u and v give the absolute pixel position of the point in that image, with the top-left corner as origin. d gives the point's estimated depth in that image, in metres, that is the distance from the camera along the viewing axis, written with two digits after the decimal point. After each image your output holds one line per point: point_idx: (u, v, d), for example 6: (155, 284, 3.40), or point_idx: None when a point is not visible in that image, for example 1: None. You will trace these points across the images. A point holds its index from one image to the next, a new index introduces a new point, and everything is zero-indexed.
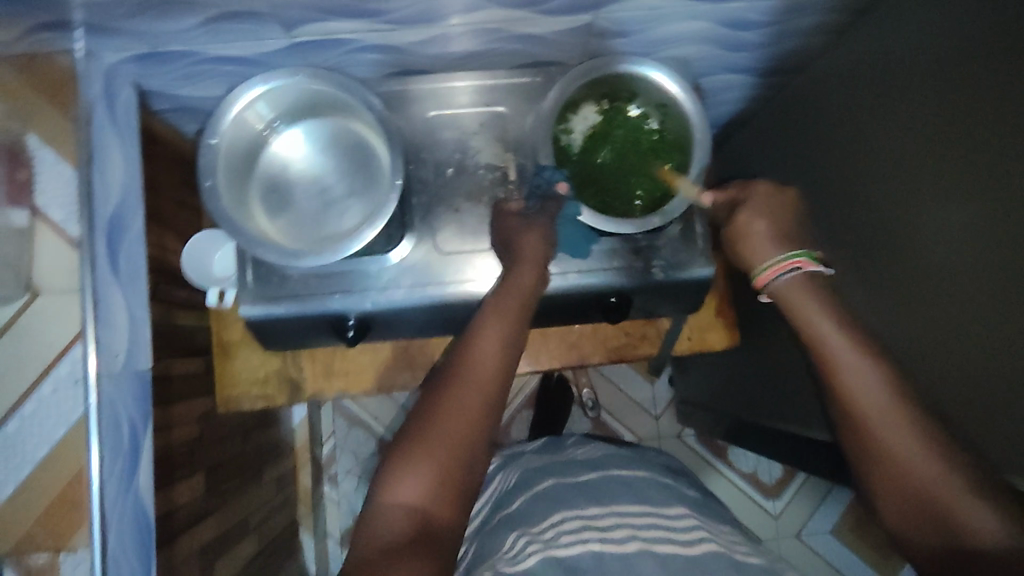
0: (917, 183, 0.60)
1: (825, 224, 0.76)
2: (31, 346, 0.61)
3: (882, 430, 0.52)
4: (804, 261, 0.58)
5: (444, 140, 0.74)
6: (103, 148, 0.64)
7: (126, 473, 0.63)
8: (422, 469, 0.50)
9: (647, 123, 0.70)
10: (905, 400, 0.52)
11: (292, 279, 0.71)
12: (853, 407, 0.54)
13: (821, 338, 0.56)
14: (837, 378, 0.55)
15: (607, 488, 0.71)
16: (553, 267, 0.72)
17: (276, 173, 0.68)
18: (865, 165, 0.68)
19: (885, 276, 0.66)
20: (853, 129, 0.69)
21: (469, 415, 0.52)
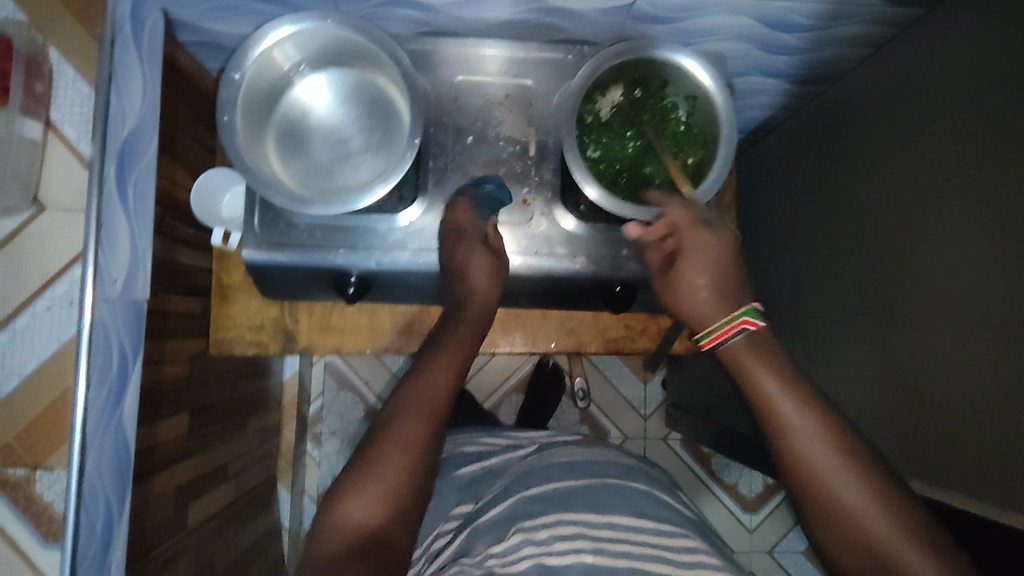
0: (942, 213, 0.61)
1: (850, 242, 0.74)
2: (39, 257, 0.79)
3: (834, 488, 0.53)
4: (745, 320, 0.58)
5: (468, 107, 0.72)
6: (124, 72, 0.64)
7: (110, 399, 0.62)
8: (370, 492, 0.52)
9: (675, 112, 0.68)
10: (843, 450, 0.53)
11: (299, 228, 0.70)
12: (819, 482, 0.53)
13: (778, 416, 0.55)
14: (799, 455, 0.54)
15: (600, 492, 0.71)
16: (562, 249, 0.72)
17: (294, 118, 0.67)
18: (903, 186, 0.66)
19: (892, 300, 0.67)
20: (887, 150, 0.69)
21: (412, 440, 0.55)
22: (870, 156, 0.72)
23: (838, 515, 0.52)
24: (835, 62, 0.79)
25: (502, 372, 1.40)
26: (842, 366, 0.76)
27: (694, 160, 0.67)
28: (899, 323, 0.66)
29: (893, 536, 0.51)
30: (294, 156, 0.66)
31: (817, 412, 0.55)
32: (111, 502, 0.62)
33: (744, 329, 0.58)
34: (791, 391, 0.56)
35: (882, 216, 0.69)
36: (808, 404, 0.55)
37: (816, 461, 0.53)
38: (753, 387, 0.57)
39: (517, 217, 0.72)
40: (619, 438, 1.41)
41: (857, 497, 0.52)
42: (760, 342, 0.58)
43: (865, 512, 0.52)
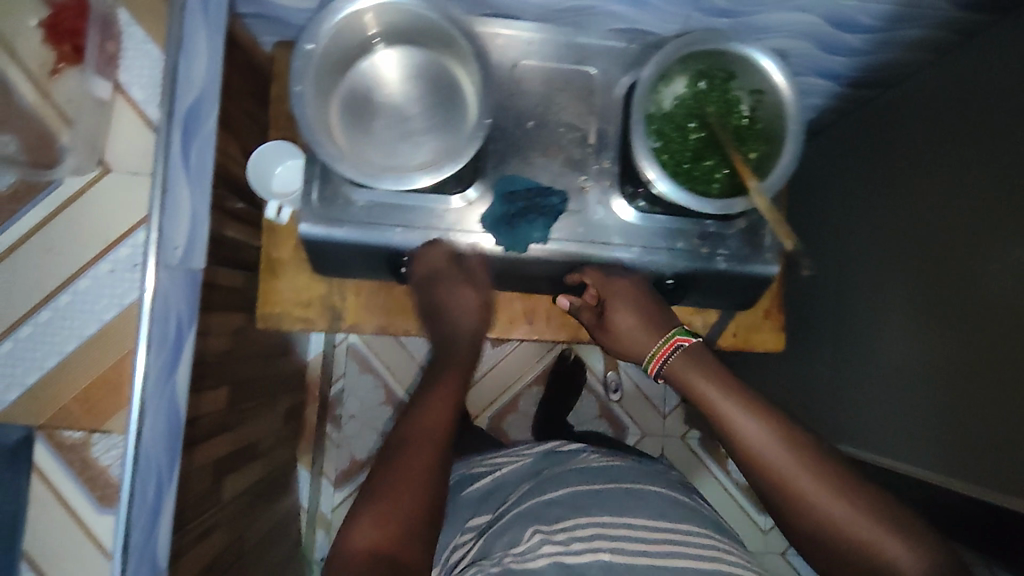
0: (995, 214, 0.62)
1: (895, 244, 0.74)
2: (98, 222, 0.76)
3: (795, 480, 0.56)
4: (680, 338, 0.66)
5: (530, 91, 0.72)
6: (191, 38, 0.63)
7: (166, 366, 0.63)
8: (388, 514, 0.52)
9: (739, 107, 0.68)
10: (787, 436, 0.58)
11: (356, 205, 0.70)
12: (776, 476, 0.57)
13: (729, 420, 0.60)
14: (753, 453, 0.58)
15: (621, 496, 0.70)
16: (618, 238, 0.72)
17: (356, 93, 0.66)
18: (960, 189, 0.66)
19: (939, 299, 0.67)
20: (941, 152, 0.70)
21: (425, 459, 0.56)
22: (925, 159, 0.72)
23: (802, 506, 0.56)
24: (891, 65, 0.79)
25: (523, 363, 1.40)
26: (874, 369, 0.76)
27: (756, 155, 0.67)
28: (945, 326, 0.66)
29: (853, 516, 0.54)
30: (358, 131, 0.66)
31: (758, 410, 0.60)
32: (163, 467, 0.63)
33: (680, 344, 0.66)
34: (731, 393, 0.61)
35: (935, 220, 0.69)
36: (749, 405, 0.60)
37: (768, 456, 0.57)
38: (703, 395, 0.62)
39: (574, 204, 0.72)
40: (637, 434, 1.41)
41: (811, 484, 0.56)
42: (695, 355, 0.65)
43: (827, 498, 0.55)
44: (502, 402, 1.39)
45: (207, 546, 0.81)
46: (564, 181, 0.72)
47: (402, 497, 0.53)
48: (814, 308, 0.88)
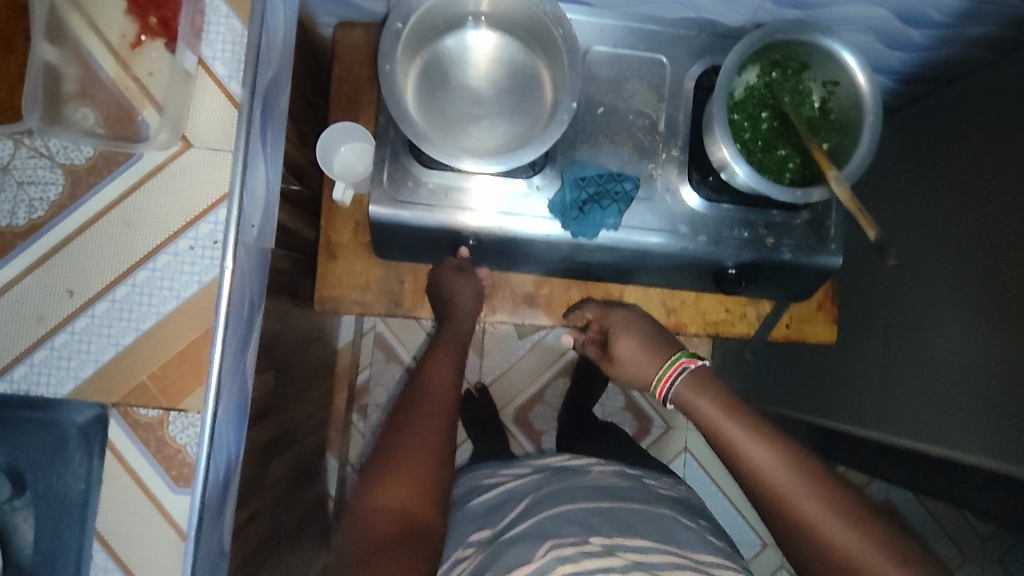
0: None
1: (949, 238, 0.75)
2: (153, 200, 0.59)
3: (791, 495, 0.53)
4: (686, 361, 0.66)
5: (601, 78, 0.72)
6: (273, 14, 0.62)
7: (241, 346, 0.61)
8: (403, 480, 0.53)
9: (811, 98, 0.69)
10: (790, 458, 0.55)
11: (425, 187, 0.69)
12: (784, 505, 0.53)
13: (738, 446, 0.57)
14: (758, 474, 0.55)
15: (629, 519, 0.68)
16: (684, 226, 0.72)
17: (432, 73, 0.65)
18: (1016, 181, 0.68)
19: (999, 292, 0.68)
20: (1004, 148, 0.70)
21: (436, 423, 0.58)
22: (980, 154, 0.73)
23: (813, 539, 0.51)
24: (951, 63, 0.80)
25: (550, 356, 1.40)
26: (924, 361, 0.76)
27: (829, 146, 0.67)
28: (1000, 318, 0.67)
29: (859, 546, 0.50)
30: (435, 111, 0.65)
31: (770, 438, 0.57)
32: (232, 450, 0.61)
33: (687, 367, 0.65)
34: (733, 412, 0.60)
35: (992, 213, 0.70)
36: (760, 431, 0.57)
37: (779, 484, 0.54)
38: (710, 419, 0.61)
39: (643, 191, 0.72)
40: (661, 428, 1.42)
41: (821, 515, 0.52)
42: (701, 379, 0.64)
43: (830, 523, 0.51)
44: (529, 393, 1.39)
45: (253, 530, 0.80)
46: (633, 168, 0.72)
47: (420, 460, 0.54)
48: (863, 302, 0.89)
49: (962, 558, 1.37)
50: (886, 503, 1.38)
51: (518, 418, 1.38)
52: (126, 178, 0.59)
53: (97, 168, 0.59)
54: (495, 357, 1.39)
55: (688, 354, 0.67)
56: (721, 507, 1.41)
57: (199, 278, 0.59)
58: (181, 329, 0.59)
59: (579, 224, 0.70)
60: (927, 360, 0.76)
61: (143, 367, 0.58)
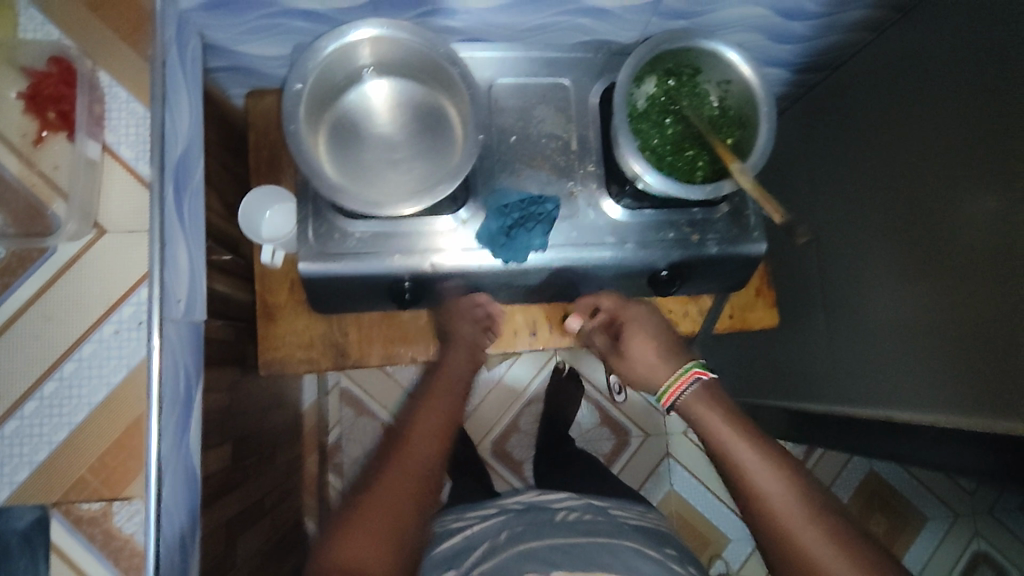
0: (963, 171, 0.65)
1: (865, 212, 0.79)
2: (73, 291, 0.58)
3: (776, 511, 0.58)
4: (698, 371, 0.70)
5: (507, 107, 0.75)
6: (174, 93, 0.64)
7: (180, 422, 0.61)
8: (379, 533, 0.55)
9: (709, 99, 0.72)
10: (792, 484, 0.59)
11: (353, 237, 0.70)
12: (770, 516, 0.58)
13: (744, 466, 0.61)
14: (756, 492, 0.60)
15: (597, 556, 0.68)
16: (611, 236, 0.74)
17: (344, 127, 0.67)
18: (913, 149, 0.71)
19: (924, 257, 0.70)
20: (897, 118, 0.74)
21: (419, 481, 0.60)
22: (877, 128, 0.77)
23: (793, 558, 0.56)
24: (839, 46, 0.84)
25: (520, 381, 1.40)
26: (866, 332, 0.79)
27: (733, 140, 0.71)
28: (927, 281, 0.69)
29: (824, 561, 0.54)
30: (349, 164, 0.66)
31: (771, 459, 0.61)
32: (183, 529, 0.59)
33: (698, 378, 0.70)
34: (743, 431, 0.64)
35: (897, 181, 0.74)
36: (768, 454, 0.61)
37: (775, 505, 0.58)
38: (720, 437, 0.64)
39: (565, 209, 0.74)
40: (641, 437, 1.42)
41: (811, 539, 0.56)
42: (712, 397, 0.68)
43: (807, 540, 0.56)
44: (504, 422, 1.39)
45: None
46: (552, 189, 0.74)
47: (398, 517, 0.57)
48: (802, 284, 0.91)
49: (952, 516, 1.39)
50: (869, 475, 1.40)
51: (497, 450, 1.38)
52: (44, 273, 0.58)
53: (10, 269, 0.58)
54: None
55: (700, 364, 0.71)
56: (712, 507, 1.41)
57: (127, 361, 0.58)
58: (116, 415, 0.57)
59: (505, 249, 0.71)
60: (865, 328, 0.79)
61: (82, 461, 0.57)
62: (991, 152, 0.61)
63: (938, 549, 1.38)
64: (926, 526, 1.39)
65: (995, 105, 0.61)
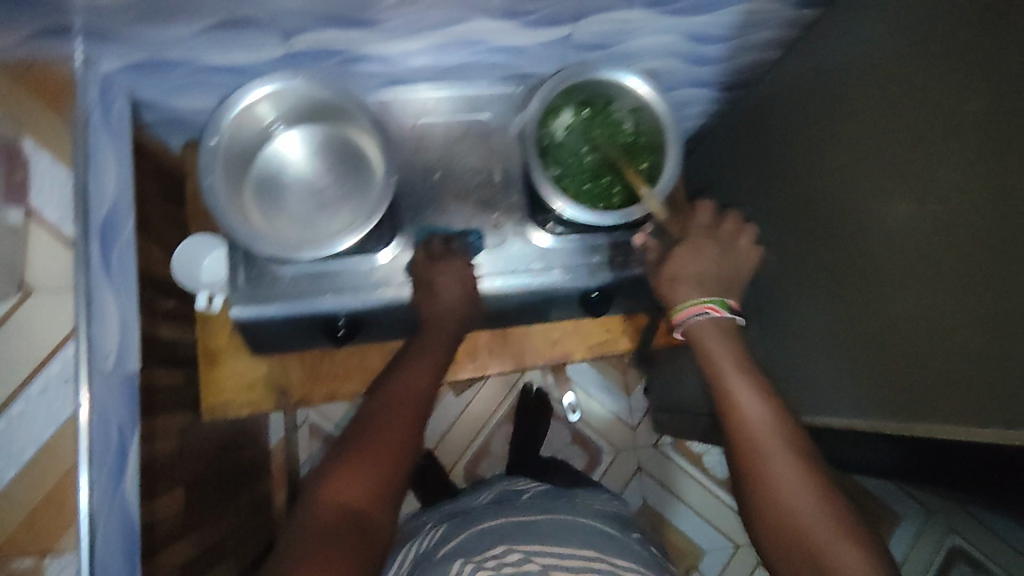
0: (872, 169, 0.62)
1: (774, 224, 0.80)
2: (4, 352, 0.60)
3: (757, 439, 0.56)
4: (711, 306, 0.65)
5: (432, 145, 0.78)
6: (99, 153, 0.66)
7: (113, 472, 0.63)
8: (358, 473, 0.52)
9: (623, 126, 0.74)
10: (775, 411, 0.58)
11: (283, 280, 0.71)
12: (751, 442, 0.56)
13: (729, 391, 0.59)
14: (740, 420, 0.58)
15: (552, 530, 0.73)
16: (537, 262, 0.77)
17: (268, 176, 0.69)
18: (821, 156, 0.70)
19: (838, 261, 0.67)
20: (807, 122, 0.72)
21: (401, 424, 0.57)
22: (789, 140, 0.77)
23: (768, 487, 0.54)
24: (755, 66, 0.87)
25: (488, 404, 1.41)
26: (785, 343, 0.78)
27: (646, 167, 0.74)
28: (843, 287, 0.66)
29: (797, 491, 0.53)
30: (273, 212, 0.69)
31: (765, 392, 0.59)
32: None
33: (707, 312, 0.64)
34: (734, 358, 0.62)
35: (808, 189, 0.72)
36: (756, 385, 0.59)
37: (756, 432, 0.57)
38: (713, 362, 0.62)
39: (492, 238, 0.77)
40: (611, 452, 1.43)
41: (785, 471, 0.54)
42: (722, 329, 0.64)
43: (784, 470, 0.54)
44: (475, 446, 1.40)
45: None
46: (478, 221, 0.77)
47: (382, 458, 0.54)
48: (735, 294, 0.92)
49: (927, 514, 1.40)
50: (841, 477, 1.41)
51: (469, 474, 1.38)
52: None
53: None
54: (436, 421, 1.39)
55: (717, 301, 0.65)
56: (687, 518, 1.41)
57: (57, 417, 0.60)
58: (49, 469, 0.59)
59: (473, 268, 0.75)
60: (785, 339, 0.78)
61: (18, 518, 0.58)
62: (900, 149, 0.59)
63: (915, 546, 1.38)
64: (901, 524, 1.40)
65: (885, 114, 0.60)
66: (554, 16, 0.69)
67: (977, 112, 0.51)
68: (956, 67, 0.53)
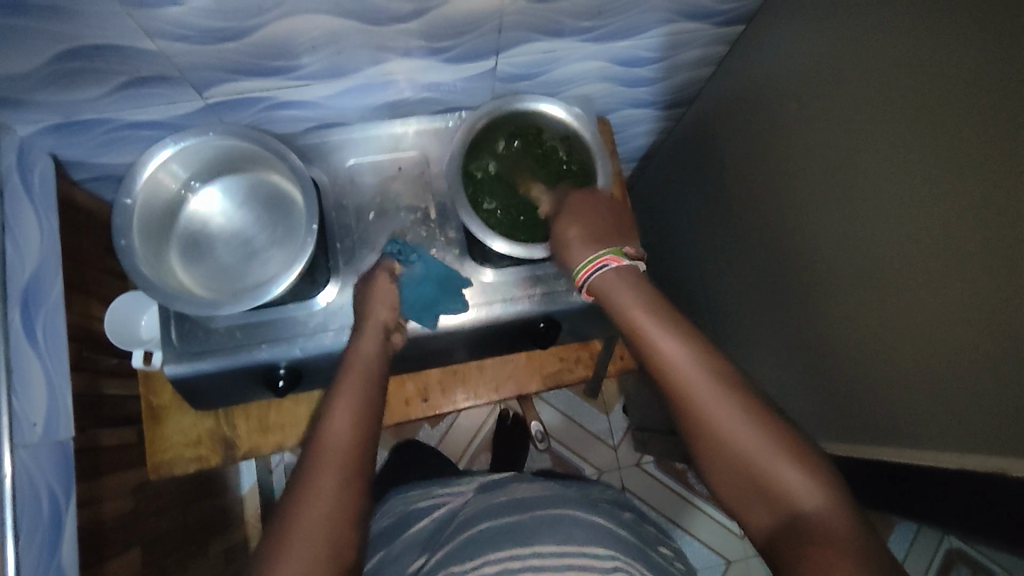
0: (821, 184, 0.63)
1: (755, 238, 0.78)
2: None
3: (687, 386, 0.54)
4: (608, 258, 0.62)
5: (365, 186, 0.76)
6: (20, 218, 0.65)
7: (46, 545, 0.61)
8: (299, 551, 0.48)
9: (555, 154, 0.74)
10: (698, 355, 0.55)
11: (217, 332, 0.70)
12: (680, 389, 0.54)
13: (649, 343, 0.57)
14: (665, 368, 0.55)
15: (533, 522, 0.71)
16: (479, 298, 0.74)
17: (195, 231, 0.68)
18: (779, 168, 0.70)
19: (807, 275, 0.67)
20: (761, 139, 0.73)
21: (335, 478, 0.53)
22: (744, 154, 0.77)
23: (708, 431, 0.52)
24: (691, 84, 0.87)
25: (466, 434, 1.39)
26: (778, 359, 0.77)
27: (580, 194, 0.72)
28: (814, 298, 0.66)
29: (739, 425, 0.51)
30: (202, 266, 0.67)
31: (681, 335, 0.56)
32: None
33: (607, 265, 0.61)
34: (656, 316, 0.58)
35: (770, 205, 0.73)
36: (673, 325, 0.57)
37: (681, 375, 0.54)
38: (637, 328, 0.58)
39: None
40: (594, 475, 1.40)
41: (717, 408, 0.52)
42: (632, 285, 0.60)
43: (717, 410, 0.52)
44: None
45: None
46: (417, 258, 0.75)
47: (322, 526, 0.50)
48: (718, 307, 0.92)
49: None
50: None
51: None
52: None
53: None
54: None
55: (616, 251, 0.62)
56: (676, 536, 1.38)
57: None
58: None
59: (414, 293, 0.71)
60: (782, 353, 0.76)
61: None
62: (843, 162, 0.59)
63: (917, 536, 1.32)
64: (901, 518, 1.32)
65: (846, 125, 0.58)
66: (475, 50, 0.69)
67: (934, 125, 0.48)
68: (909, 77, 0.51)
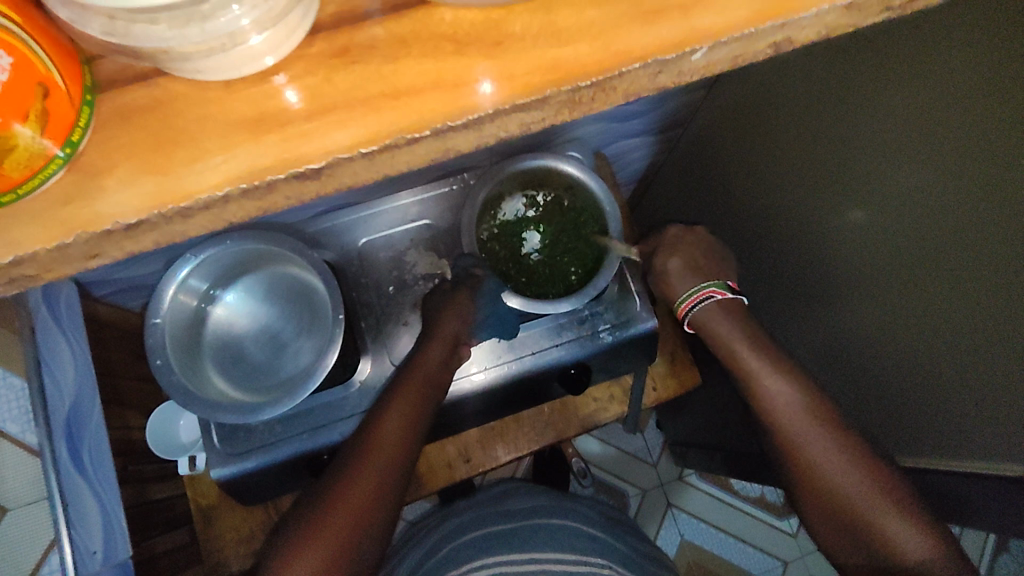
0: (806, 198, 0.60)
1: (749, 257, 0.76)
2: None
3: (793, 435, 0.60)
4: (715, 289, 0.70)
5: (381, 261, 0.77)
6: (54, 353, 0.67)
7: None
8: (316, 541, 0.55)
9: (562, 204, 0.75)
10: (809, 395, 0.61)
11: (257, 429, 0.71)
12: (787, 437, 0.60)
13: (754, 384, 0.63)
14: (768, 412, 0.62)
15: (532, 538, 0.75)
16: (509, 353, 0.74)
17: (223, 334, 0.69)
18: (760, 187, 0.69)
19: (808, 291, 0.65)
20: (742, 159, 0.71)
21: (370, 478, 0.58)
22: (728, 177, 0.76)
23: (809, 481, 0.58)
24: (681, 108, 0.88)
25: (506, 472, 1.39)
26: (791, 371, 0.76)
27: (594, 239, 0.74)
28: (818, 308, 0.64)
29: (841, 475, 0.56)
30: (237, 367, 0.69)
31: (791, 374, 0.62)
32: None
33: (713, 296, 0.69)
34: (763, 350, 0.65)
35: (761, 223, 0.71)
36: (782, 367, 0.63)
37: (784, 418, 0.60)
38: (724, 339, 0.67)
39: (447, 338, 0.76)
40: (637, 495, 1.40)
41: (819, 449, 0.58)
42: (730, 304, 0.69)
43: (821, 457, 0.58)
44: None
45: None
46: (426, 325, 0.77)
47: (346, 521, 0.56)
48: None
49: None
50: None
51: None
52: None
53: None
54: None
55: (719, 284, 0.70)
56: (729, 546, 1.37)
57: None
58: None
59: (482, 327, 0.72)
60: None
61: None
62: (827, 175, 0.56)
63: None
64: None
65: (832, 126, 0.54)
66: None
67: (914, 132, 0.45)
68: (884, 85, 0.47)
